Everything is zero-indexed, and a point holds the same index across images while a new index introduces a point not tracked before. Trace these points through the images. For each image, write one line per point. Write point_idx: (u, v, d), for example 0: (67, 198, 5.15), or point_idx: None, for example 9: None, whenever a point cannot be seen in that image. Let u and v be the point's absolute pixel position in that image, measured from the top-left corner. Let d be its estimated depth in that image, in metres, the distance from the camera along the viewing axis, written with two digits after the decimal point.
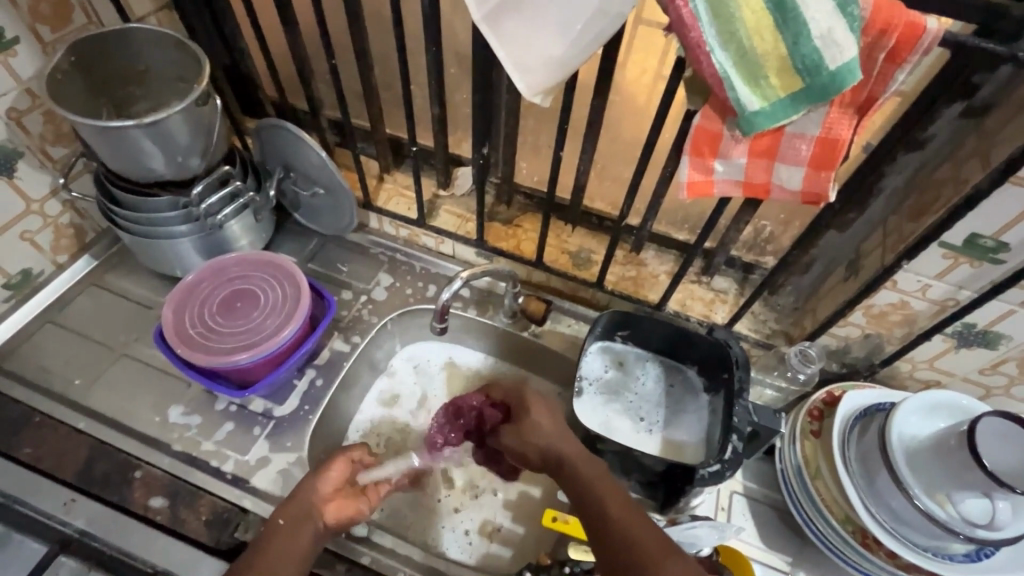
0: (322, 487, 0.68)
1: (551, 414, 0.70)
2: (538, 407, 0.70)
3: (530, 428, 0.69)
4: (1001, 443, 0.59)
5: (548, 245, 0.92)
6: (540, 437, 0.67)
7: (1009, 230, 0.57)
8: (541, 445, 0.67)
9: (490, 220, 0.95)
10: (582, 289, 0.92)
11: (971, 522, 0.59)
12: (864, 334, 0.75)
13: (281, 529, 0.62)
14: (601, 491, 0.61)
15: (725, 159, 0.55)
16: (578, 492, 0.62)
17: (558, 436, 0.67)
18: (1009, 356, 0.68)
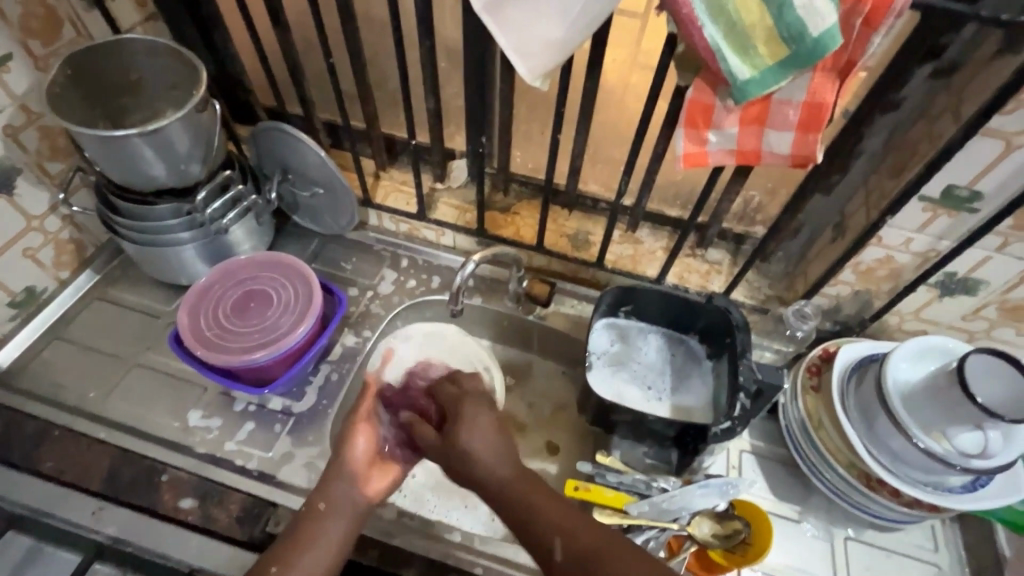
0: (355, 468, 0.68)
1: (494, 434, 0.66)
2: (469, 419, 0.67)
3: (464, 447, 0.65)
4: (986, 377, 0.63)
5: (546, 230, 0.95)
6: (467, 455, 0.64)
7: (982, 178, 0.61)
8: (466, 467, 0.64)
9: (488, 209, 0.97)
10: (581, 270, 0.95)
11: (965, 454, 0.63)
12: (854, 291, 0.80)
13: (322, 514, 0.64)
14: (536, 491, 0.60)
15: (718, 129, 0.58)
16: (500, 499, 0.61)
17: (496, 452, 0.64)
18: (988, 301, 0.73)
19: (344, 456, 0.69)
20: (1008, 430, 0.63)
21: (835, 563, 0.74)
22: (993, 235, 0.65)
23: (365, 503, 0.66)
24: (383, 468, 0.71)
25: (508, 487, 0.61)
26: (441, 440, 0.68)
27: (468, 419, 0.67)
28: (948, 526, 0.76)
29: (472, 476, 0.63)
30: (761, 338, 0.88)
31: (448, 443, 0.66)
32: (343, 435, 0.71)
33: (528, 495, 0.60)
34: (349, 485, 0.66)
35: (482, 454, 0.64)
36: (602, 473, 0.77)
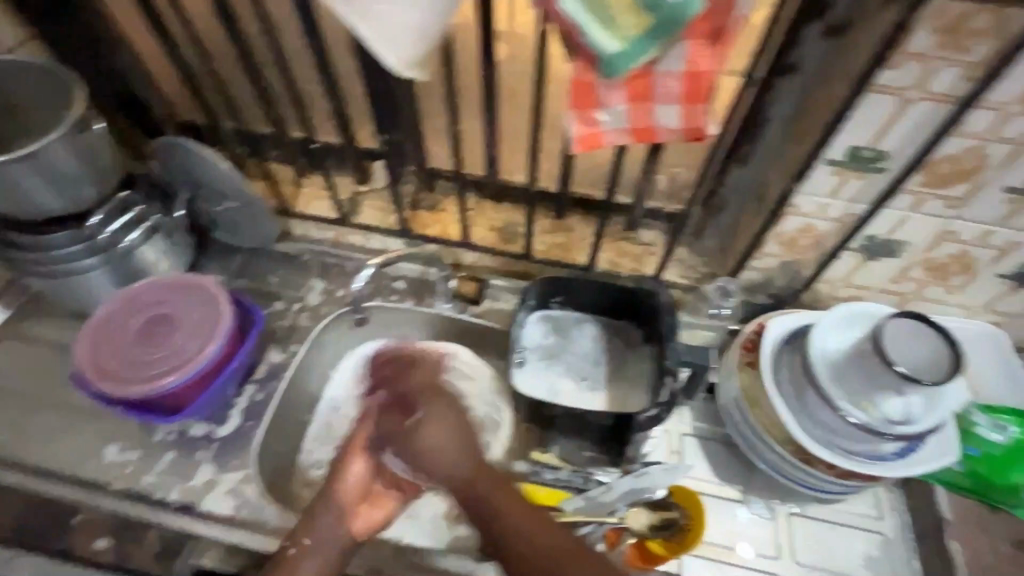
0: (346, 500, 0.68)
1: (459, 433, 0.67)
2: (434, 416, 0.67)
3: (425, 446, 0.66)
4: (908, 342, 0.62)
5: (473, 225, 0.92)
6: (433, 454, 0.66)
7: (884, 138, 0.58)
8: (426, 463, 0.66)
9: (414, 208, 0.94)
10: (513, 263, 0.93)
11: (891, 421, 0.62)
12: (781, 263, 0.78)
13: (307, 551, 0.64)
14: (496, 495, 0.63)
15: (606, 107, 0.56)
16: (465, 493, 0.65)
17: (462, 447, 0.66)
18: (912, 261, 0.72)
19: (335, 487, 0.69)
20: (932, 394, 0.62)
21: (782, 543, 0.72)
22: (904, 194, 0.63)
23: (353, 537, 0.67)
24: (373, 504, 0.71)
25: (474, 486, 0.64)
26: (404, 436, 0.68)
27: (433, 420, 0.67)
28: (892, 491, 0.74)
29: (434, 471, 0.66)
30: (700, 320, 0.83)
31: (410, 440, 0.67)
32: (337, 472, 0.70)
33: (500, 513, 0.62)
34: (335, 519, 0.66)
35: (442, 450, 0.65)
36: (539, 470, 0.75)
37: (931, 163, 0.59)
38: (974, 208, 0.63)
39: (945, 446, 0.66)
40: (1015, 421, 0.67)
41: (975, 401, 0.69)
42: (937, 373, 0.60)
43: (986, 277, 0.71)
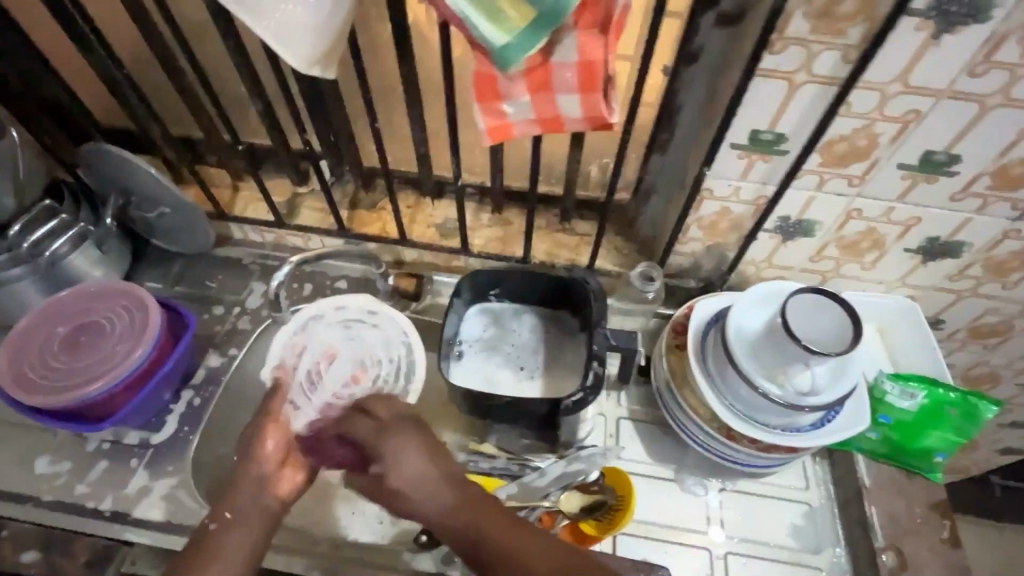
0: (263, 470, 0.64)
1: (423, 474, 0.58)
2: (393, 450, 0.59)
3: (394, 488, 0.58)
4: (811, 316, 0.65)
5: (412, 222, 0.93)
6: (404, 494, 0.58)
7: (781, 120, 0.60)
8: (400, 505, 0.58)
9: (353, 208, 0.94)
10: (454, 258, 0.93)
11: (800, 392, 0.65)
12: (707, 247, 0.80)
13: (227, 525, 0.60)
14: (487, 528, 0.53)
15: (511, 99, 0.57)
16: (465, 540, 0.54)
17: (435, 487, 0.57)
18: (827, 240, 0.74)
19: (251, 458, 0.65)
20: (837, 363, 0.65)
21: (713, 520, 0.74)
22: (807, 175, 0.66)
23: (279, 504, 0.63)
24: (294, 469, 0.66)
25: (468, 526, 0.54)
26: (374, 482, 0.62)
27: (390, 454, 0.59)
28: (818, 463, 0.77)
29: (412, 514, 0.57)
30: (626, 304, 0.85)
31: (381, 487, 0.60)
32: (249, 438, 0.68)
33: (492, 545, 0.52)
34: (254, 488, 0.63)
35: (418, 494, 0.57)
36: (474, 461, 0.76)
37: (827, 144, 0.62)
38: (872, 186, 0.66)
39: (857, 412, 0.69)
40: (921, 389, 0.69)
41: (886, 372, 0.71)
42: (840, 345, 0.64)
43: (895, 253, 0.74)
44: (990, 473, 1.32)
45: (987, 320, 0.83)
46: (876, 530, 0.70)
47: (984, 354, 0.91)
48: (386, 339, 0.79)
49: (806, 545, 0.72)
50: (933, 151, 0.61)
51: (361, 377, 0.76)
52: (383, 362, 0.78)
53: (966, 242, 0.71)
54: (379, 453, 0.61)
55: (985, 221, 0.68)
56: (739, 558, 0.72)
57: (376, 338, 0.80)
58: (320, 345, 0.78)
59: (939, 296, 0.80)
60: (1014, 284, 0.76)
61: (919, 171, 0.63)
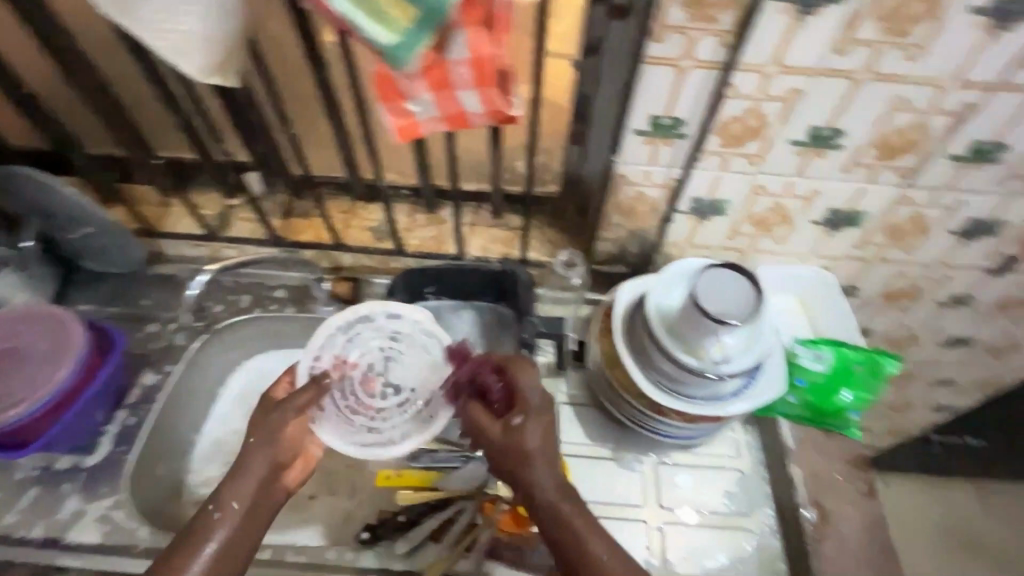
0: (282, 450, 0.63)
1: (552, 452, 0.60)
2: (539, 413, 0.60)
3: (523, 446, 0.59)
4: (727, 288, 0.68)
5: (347, 226, 0.93)
6: (524, 454, 0.59)
7: (675, 105, 0.64)
8: (514, 459, 0.59)
9: (287, 217, 0.93)
10: (391, 259, 0.94)
11: (715, 362, 0.68)
12: (630, 231, 0.83)
13: (227, 519, 0.59)
14: (574, 518, 0.58)
15: (414, 98, 0.59)
16: (555, 528, 0.58)
17: (551, 467, 0.59)
18: (738, 217, 0.78)
19: (272, 440, 0.62)
20: (751, 331, 0.68)
21: (650, 493, 0.77)
22: (709, 155, 0.70)
23: (283, 495, 0.64)
24: (308, 456, 0.66)
25: (563, 513, 0.58)
26: (501, 428, 0.60)
27: (535, 417, 0.60)
28: (747, 432, 0.81)
29: (518, 477, 0.59)
30: (556, 292, 0.88)
31: (507, 436, 0.59)
32: (270, 423, 0.63)
33: (580, 538, 0.57)
34: (265, 473, 0.61)
35: (542, 464, 0.59)
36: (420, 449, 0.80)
37: (722, 125, 0.66)
38: (769, 163, 0.70)
39: (775, 378, 0.73)
40: (828, 350, 0.77)
41: (798, 339, 0.79)
42: (752, 315, 0.67)
43: (804, 225, 0.79)
44: (931, 433, 1.38)
45: (897, 284, 0.88)
46: (799, 488, 0.74)
47: (901, 317, 0.96)
48: (417, 363, 0.72)
49: (738, 509, 0.75)
50: (817, 127, 0.65)
51: (376, 390, 0.71)
52: (407, 392, 0.71)
53: (864, 211, 0.75)
54: (529, 413, 0.60)
55: (877, 190, 0.72)
56: (676, 527, 0.74)
57: (414, 360, 0.72)
58: (358, 348, 0.72)
59: (849, 265, 0.85)
60: (914, 248, 0.81)
61: (809, 146, 0.67)
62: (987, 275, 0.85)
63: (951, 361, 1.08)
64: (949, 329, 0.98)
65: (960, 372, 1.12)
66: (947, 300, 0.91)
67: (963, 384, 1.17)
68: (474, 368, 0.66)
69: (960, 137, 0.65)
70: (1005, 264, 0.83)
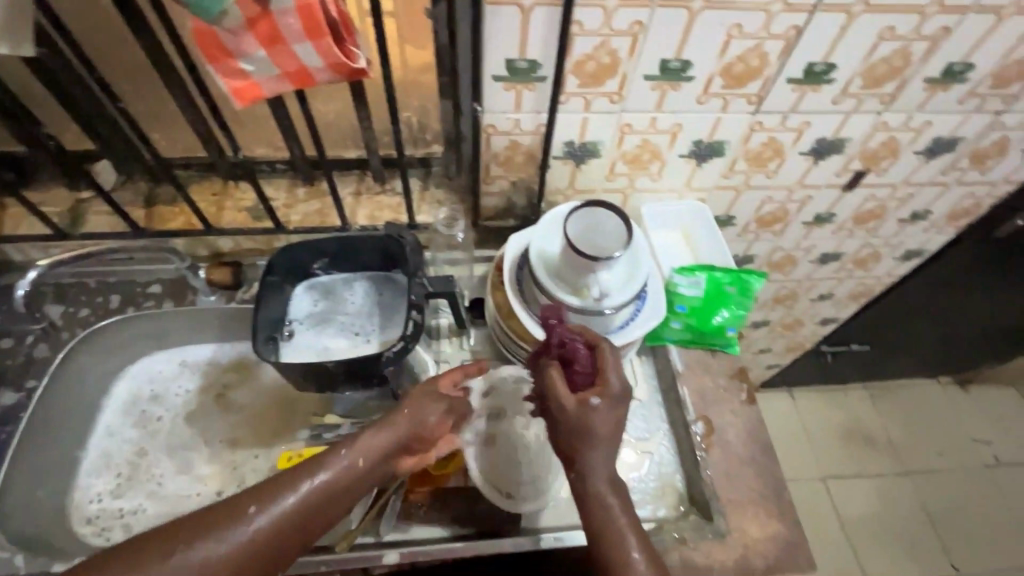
0: (412, 427, 0.75)
1: (614, 440, 0.65)
2: (618, 408, 0.66)
3: (592, 427, 0.64)
4: (602, 234, 0.76)
5: (224, 211, 1.00)
6: (592, 438, 0.64)
7: (526, 48, 0.71)
8: (578, 436, 0.65)
9: (150, 206, 1.00)
10: (269, 236, 1.00)
11: (599, 300, 0.76)
12: (513, 181, 0.93)
13: (353, 464, 0.70)
14: (618, 514, 0.63)
15: (247, 57, 0.61)
16: (598, 511, 0.63)
17: (611, 454, 0.65)
18: (613, 159, 0.90)
19: (418, 408, 0.76)
20: (630, 270, 0.78)
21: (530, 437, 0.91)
22: (571, 97, 0.79)
23: (395, 473, 0.76)
24: (422, 454, 0.80)
25: (607, 504, 0.63)
26: (577, 402, 0.66)
27: (614, 410, 0.66)
28: (643, 362, 0.99)
29: (578, 460, 0.64)
30: (446, 252, 1.00)
31: (581, 409, 0.65)
32: (422, 398, 0.77)
33: (620, 534, 0.62)
34: (388, 441, 0.73)
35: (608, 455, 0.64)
36: (319, 432, 0.94)
37: (578, 63, 0.74)
38: (631, 103, 0.80)
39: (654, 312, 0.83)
40: (702, 275, 0.91)
41: (678, 269, 0.92)
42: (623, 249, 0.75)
43: (673, 160, 0.92)
44: (822, 344, 1.69)
45: (767, 210, 1.06)
46: (690, 408, 0.91)
47: (777, 241, 1.16)
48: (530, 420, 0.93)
49: (642, 436, 0.92)
50: (669, 64, 0.75)
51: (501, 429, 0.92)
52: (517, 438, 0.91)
53: (724, 141, 0.89)
54: (606, 399, 0.66)
55: (731, 118, 0.85)
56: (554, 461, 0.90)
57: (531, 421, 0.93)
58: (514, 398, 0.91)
59: (724, 195, 1.01)
60: (775, 171, 0.96)
61: (663, 79, 0.77)
62: (841, 192, 1.04)
63: (826, 278, 1.33)
64: (819, 246, 1.20)
65: (833, 286, 1.37)
66: (817, 220, 1.11)
67: (840, 296, 1.43)
68: (566, 335, 0.73)
69: (793, 64, 0.77)
70: (855, 179, 1.01)
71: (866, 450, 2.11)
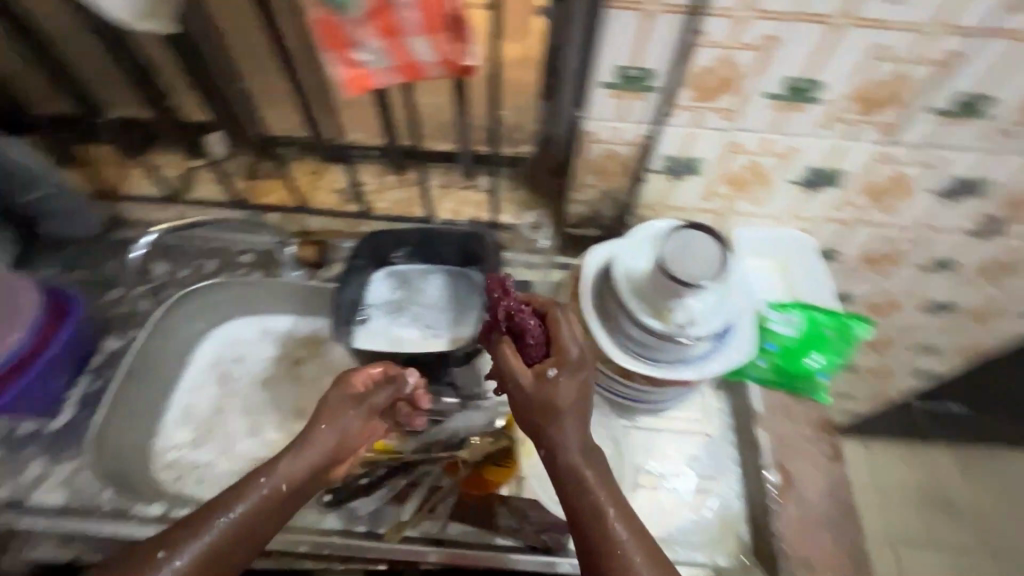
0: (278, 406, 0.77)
1: (583, 413, 0.57)
2: (574, 375, 0.57)
3: (555, 404, 0.55)
4: (690, 248, 0.65)
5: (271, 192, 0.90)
6: (564, 407, 0.56)
7: (644, 57, 0.61)
8: (538, 416, 0.56)
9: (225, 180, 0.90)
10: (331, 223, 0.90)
11: (680, 326, 0.66)
12: (600, 191, 0.80)
13: None
14: (597, 491, 0.55)
15: (360, 44, 0.55)
16: (583, 499, 0.54)
17: (581, 426, 0.57)
18: (746, 176, 0.75)
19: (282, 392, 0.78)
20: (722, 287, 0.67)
21: (653, 460, 0.76)
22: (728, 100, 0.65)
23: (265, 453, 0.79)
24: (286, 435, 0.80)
25: (584, 483, 0.55)
26: (535, 380, 0.57)
27: (574, 376, 0.57)
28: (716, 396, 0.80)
29: (542, 435, 0.57)
30: (524, 255, 0.87)
31: (541, 391, 0.56)
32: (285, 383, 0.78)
33: (600, 510, 0.54)
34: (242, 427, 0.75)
35: (571, 428, 0.56)
36: None
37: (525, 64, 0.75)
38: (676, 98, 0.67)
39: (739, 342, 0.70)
40: (797, 313, 0.74)
41: (768, 302, 0.77)
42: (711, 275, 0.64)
43: (782, 186, 0.76)
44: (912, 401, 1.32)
45: (879, 246, 0.85)
46: (765, 451, 0.72)
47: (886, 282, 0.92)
48: None
49: (706, 471, 0.75)
50: (794, 80, 0.62)
51: None
52: None
53: (843, 171, 0.72)
54: (565, 368, 0.57)
55: (857, 148, 0.69)
56: (672, 495, 0.73)
57: None
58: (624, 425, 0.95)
59: (829, 225, 0.82)
60: (894, 208, 0.77)
61: (788, 101, 0.64)
62: (970, 237, 0.81)
63: (942, 330, 1.03)
64: (931, 294, 0.94)
65: (941, 338, 1.05)
66: None
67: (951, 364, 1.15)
68: (512, 306, 0.62)
69: (834, 72, 0.61)
70: (989, 226, 0.79)
71: (947, 520, 1.49)
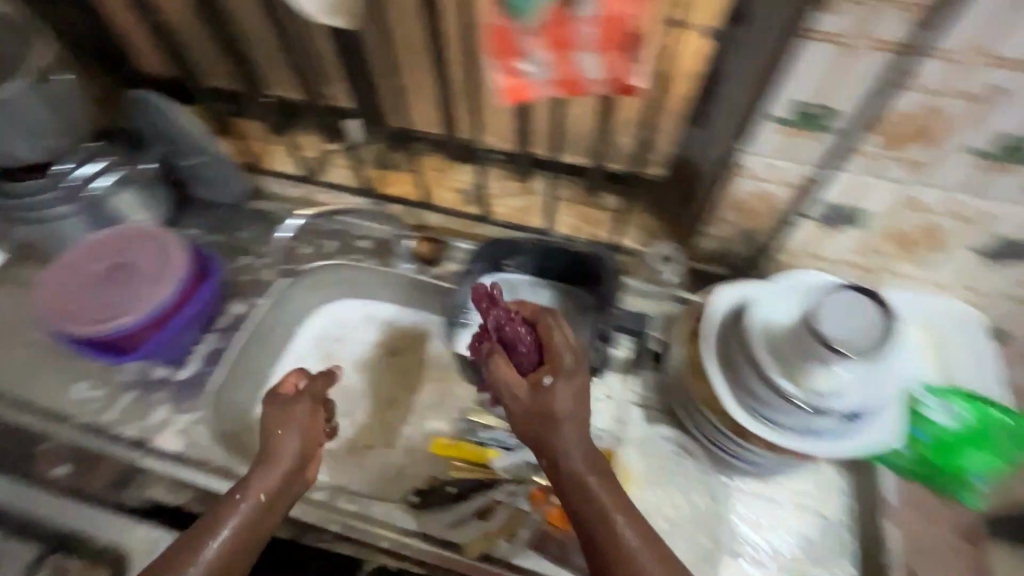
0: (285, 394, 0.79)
1: (585, 417, 0.55)
2: (571, 380, 0.55)
3: (556, 410, 0.53)
4: (849, 312, 0.58)
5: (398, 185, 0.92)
6: (561, 411, 0.54)
7: (833, 94, 0.54)
8: (542, 423, 0.54)
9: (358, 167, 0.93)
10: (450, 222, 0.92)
11: (818, 395, 0.59)
12: (738, 230, 0.74)
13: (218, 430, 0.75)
14: (602, 494, 0.52)
15: (530, 57, 0.53)
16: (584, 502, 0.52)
17: (581, 429, 0.54)
18: (920, 236, 0.66)
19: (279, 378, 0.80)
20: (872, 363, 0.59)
21: (758, 533, 0.70)
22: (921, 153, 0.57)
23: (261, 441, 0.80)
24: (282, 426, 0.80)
25: (587, 487, 0.52)
26: (533, 387, 0.55)
27: (574, 376, 0.56)
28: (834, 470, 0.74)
29: (544, 443, 0.54)
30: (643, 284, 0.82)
31: (539, 397, 0.54)
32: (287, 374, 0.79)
33: (608, 517, 0.51)
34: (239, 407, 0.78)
35: (572, 430, 0.54)
36: None
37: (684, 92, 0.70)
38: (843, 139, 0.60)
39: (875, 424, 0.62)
40: (959, 402, 0.65)
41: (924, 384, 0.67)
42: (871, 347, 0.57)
43: (958, 252, 0.66)
44: None
45: None
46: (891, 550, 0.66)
47: None
48: None
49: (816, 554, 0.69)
50: (1012, 138, 0.53)
51: None
52: None
53: None
54: (560, 374, 0.56)
55: None
56: (767, 573, 0.68)
57: None
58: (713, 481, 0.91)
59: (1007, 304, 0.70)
60: None
61: (997, 160, 0.55)
62: None
63: None
64: None
65: None
66: None
67: None
68: (502, 317, 0.63)
69: None
70: None
71: None
